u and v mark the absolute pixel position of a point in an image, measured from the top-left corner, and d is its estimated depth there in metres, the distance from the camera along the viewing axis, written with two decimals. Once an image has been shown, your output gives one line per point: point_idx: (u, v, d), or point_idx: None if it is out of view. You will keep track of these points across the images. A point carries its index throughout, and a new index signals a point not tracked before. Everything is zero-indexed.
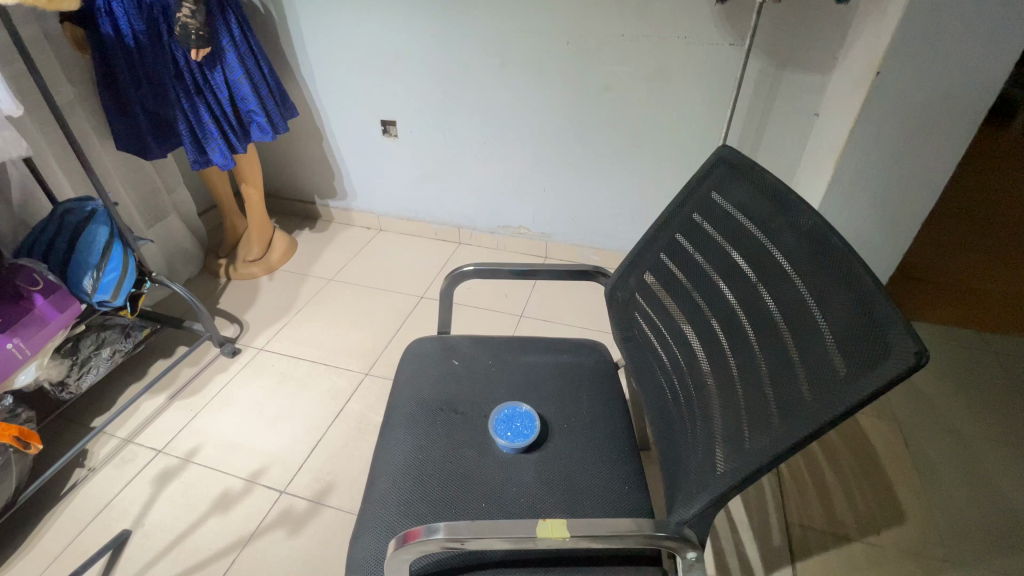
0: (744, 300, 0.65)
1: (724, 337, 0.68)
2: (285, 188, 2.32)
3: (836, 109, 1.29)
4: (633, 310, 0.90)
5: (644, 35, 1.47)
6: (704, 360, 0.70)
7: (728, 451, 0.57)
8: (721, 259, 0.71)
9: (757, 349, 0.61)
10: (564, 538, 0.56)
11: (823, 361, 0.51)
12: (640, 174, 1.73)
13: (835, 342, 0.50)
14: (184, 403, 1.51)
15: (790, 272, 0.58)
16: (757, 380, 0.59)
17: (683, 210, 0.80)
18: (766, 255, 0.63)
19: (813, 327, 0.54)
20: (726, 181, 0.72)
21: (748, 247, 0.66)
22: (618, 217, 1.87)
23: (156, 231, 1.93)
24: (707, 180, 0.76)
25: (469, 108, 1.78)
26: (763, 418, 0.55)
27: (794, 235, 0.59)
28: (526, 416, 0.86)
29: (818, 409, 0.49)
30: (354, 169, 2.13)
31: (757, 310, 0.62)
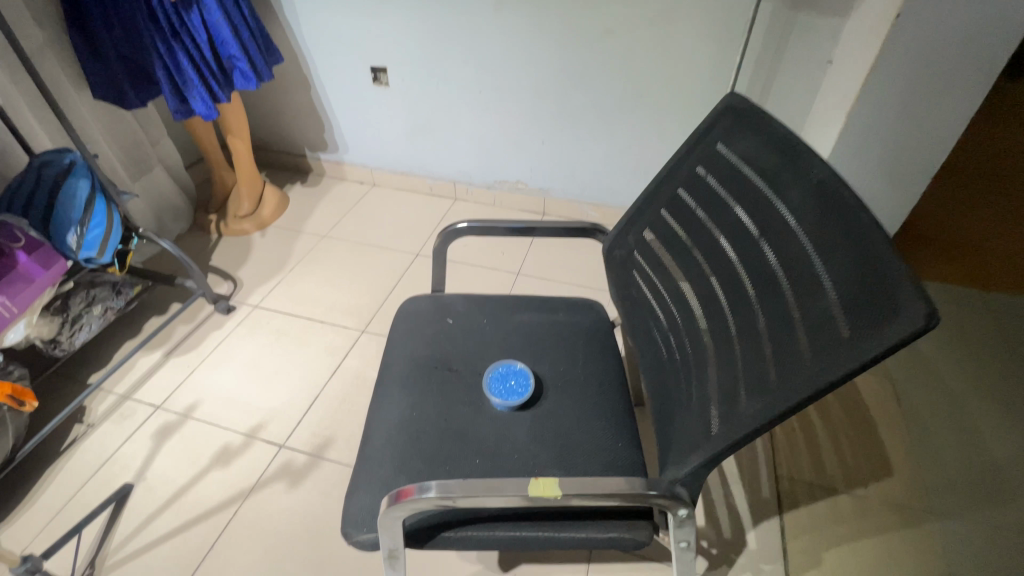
0: (747, 259, 0.63)
1: (724, 297, 0.66)
2: (274, 140, 2.23)
3: (850, 55, 1.22)
4: (631, 268, 0.87)
5: None
6: (705, 323, 0.68)
7: (724, 413, 0.56)
8: (725, 218, 0.68)
9: (758, 311, 0.59)
10: (556, 497, 0.56)
11: (826, 322, 0.49)
12: (642, 126, 1.67)
13: (840, 302, 0.49)
14: (179, 360, 1.50)
15: (796, 227, 0.56)
16: (757, 342, 0.57)
17: (687, 164, 0.76)
18: (771, 211, 0.60)
19: (817, 286, 0.52)
20: (733, 132, 0.68)
21: (754, 202, 0.63)
22: (618, 171, 1.81)
23: (142, 184, 1.86)
24: (713, 131, 0.72)
25: (463, 54, 1.69)
26: (761, 380, 0.54)
27: (802, 189, 0.56)
28: (521, 374, 0.85)
29: (819, 371, 0.48)
30: (344, 120, 2.05)
31: (760, 270, 0.60)
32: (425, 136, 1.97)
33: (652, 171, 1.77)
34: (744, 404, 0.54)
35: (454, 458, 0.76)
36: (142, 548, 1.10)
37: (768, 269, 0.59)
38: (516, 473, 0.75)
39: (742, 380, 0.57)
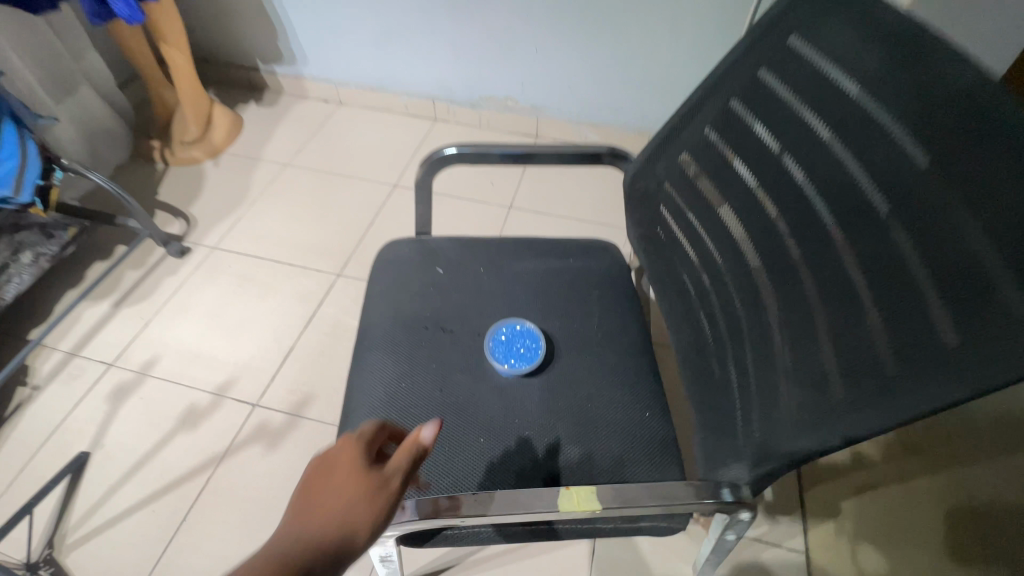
0: (824, 188, 0.46)
1: (793, 250, 0.49)
2: (220, 50, 1.91)
3: None
4: (661, 204, 0.71)
5: None
6: (761, 270, 0.54)
7: (806, 409, 0.44)
8: (794, 129, 0.49)
9: (843, 262, 0.43)
10: (591, 511, 0.50)
11: (964, 305, 0.34)
12: (653, 30, 1.43)
13: (988, 279, 0.32)
14: (131, 311, 1.33)
15: (909, 150, 0.38)
16: (846, 307, 0.43)
17: (744, 62, 0.55)
18: (870, 131, 0.41)
19: (946, 250, 0.35)
20: (813, 10, 0.47)
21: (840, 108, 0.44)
22: (623, 86, 1.59)
23: (68, 106, 1.56)
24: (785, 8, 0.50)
25: None
26: (859, 376, 0.40)
27: (925, 97, 0.37)
28: (529, 335, 0.72)
29: (954, 379, 0.34)
30: (300, 25, 1.74)
31: (845, 207, 0.43)
32: (397, 44, 1.68)
33: (661, 84, 1.55)
34: (838, 393, 0.42)
35: (455, 447, 0.63)
36: (110, 519, 1.02)
37: (859, 203, 0.42)
38: (530, 473, 0.62)
39: (828, 356, 0.43)
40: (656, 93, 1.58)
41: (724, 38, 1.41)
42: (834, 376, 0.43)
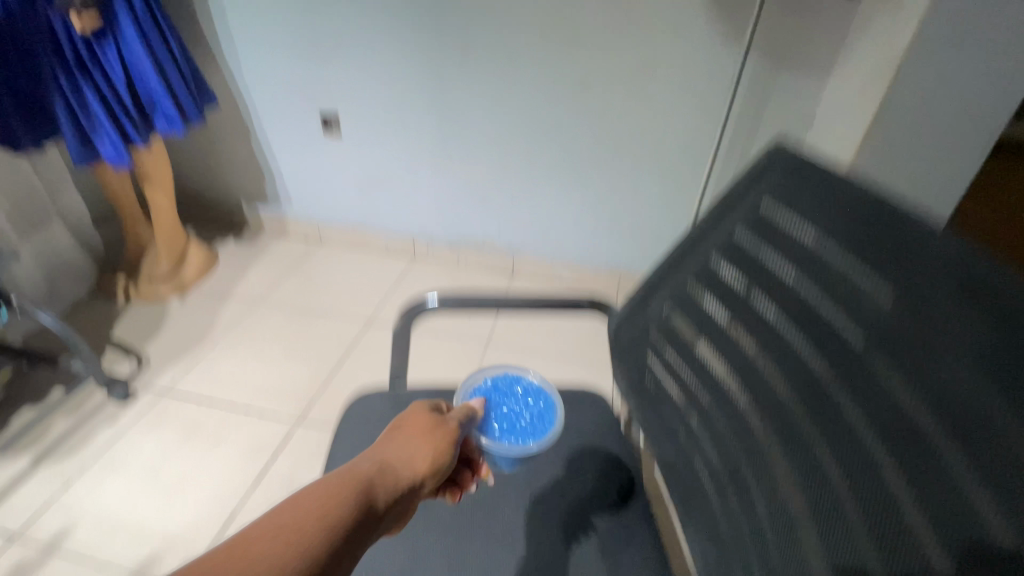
0: (842, 295, 0.43)
1: (808, 422, 0.45)
2: (205, 192, 1.97)
3: (846, 112, 1.17)
4: (647, 357, 0.66)
5: (631, 22, 1.30)
6: (784, 426, 0.48)
7: None
8: (784, 246, 0.49)
9: (927, 310, 0.36)
10: None
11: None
12: (621, 184, 1.56)
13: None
14: (52, 469, 1.17)
15: (909, 303, 0.37)
16: (937, 391, 0.35)
17: (719, 228, 0.57)
18: (870, 298, 0.40)
19: (989, 430, 0.32)
20: (780, 187, 0.49)
21: (830, 219, 0.44)
22: (596, 231, 1.68)
23: (34, 241, 1.54)
24: (753, 184, 0.53)
25: (426, 105, 1.56)
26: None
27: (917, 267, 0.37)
28: (531, 381, 0.74)
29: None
30: (288, 172, 1.84)
31: (883, 291, 0.39)
32: (380, 191, 1.79)
33: (631, 229, 1.64)
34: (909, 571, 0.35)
35: None
36: None
37: (884, 302, 0.39)
38: None
39: (977, 413, 0.32)
40: (626, 237, 1.66)
41: (686, 189, 1.53)
42: (1006, 432, 0.31)
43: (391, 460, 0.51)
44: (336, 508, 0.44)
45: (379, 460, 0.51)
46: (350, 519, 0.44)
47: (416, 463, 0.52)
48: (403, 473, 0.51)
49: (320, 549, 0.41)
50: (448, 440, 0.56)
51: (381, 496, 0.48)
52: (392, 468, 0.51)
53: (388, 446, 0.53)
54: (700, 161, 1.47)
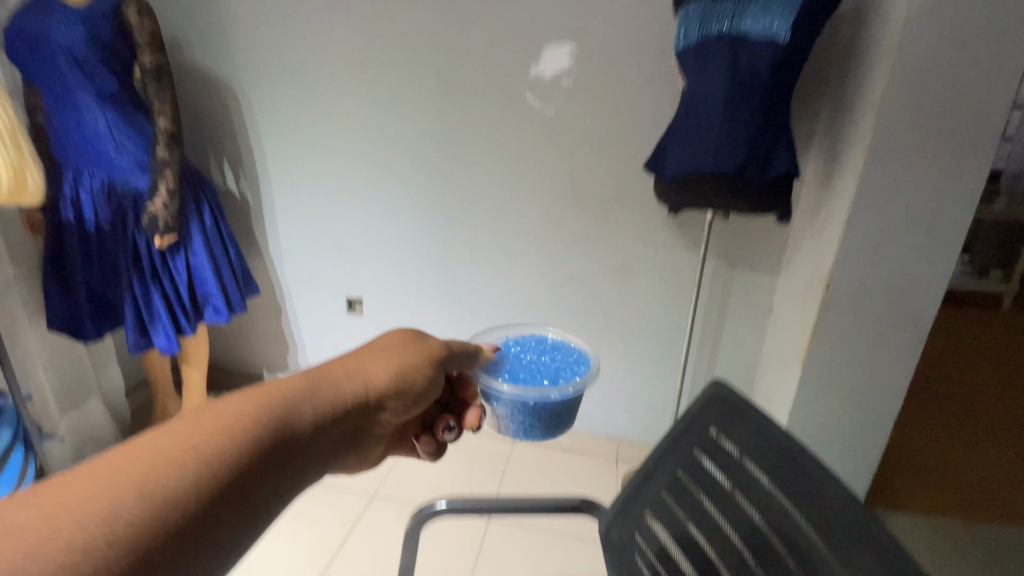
0: (785, 524, 0.60)
1: None
2: (231, 362, 2.15)
3: (793, 307, 1.39)
4: (628, 555, 0.73)
5: (610, 233, 1.59)
6: None
7: None
8: (735, 471, 0.66)
9: (839, 547, 0.55)
10: None
11: None
12: (611, 357, 1.73)
13: None
14: None
15: (825, 539, 0.56)
16: None
17: (681, 443, 0.71)
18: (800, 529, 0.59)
19: None
20: (729, 423, 0.68)
21: (766, 460, 0.63)
22: (591, 399, 1.81)
23: (71, 416, 1.67)
24: (705, 415, 0.70)
25: (438, 292, 1.81)
26: None
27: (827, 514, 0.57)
28: (563, 351, 0.90)
29: None
30: (310, 344, 2.03)
31: (816, 531, 0.57)
32: None
33: (623, 398, 1.78)
34: None
35: None
36: None
37: (810, 533, 0.58)
38: None
39: None
40: (619, 405, 1.79)
41: (670, 364, 1.69)
42: None
43: (340, 377, 0.56)
44: (257, 407, 0.48)
45: (330, 373, 0.56)
46: (263, 426, 0.47)
47: (371, 382, 0.57)
48: (343, 386, 0.55)
49: (233, 441, 0.45)
50: (413, 362, 0.62)
51: (313, 404, 0.51)
52: (336, 383, 0.55)
53: (346, 364, 0.58)
54: (679, 341, 1.65)
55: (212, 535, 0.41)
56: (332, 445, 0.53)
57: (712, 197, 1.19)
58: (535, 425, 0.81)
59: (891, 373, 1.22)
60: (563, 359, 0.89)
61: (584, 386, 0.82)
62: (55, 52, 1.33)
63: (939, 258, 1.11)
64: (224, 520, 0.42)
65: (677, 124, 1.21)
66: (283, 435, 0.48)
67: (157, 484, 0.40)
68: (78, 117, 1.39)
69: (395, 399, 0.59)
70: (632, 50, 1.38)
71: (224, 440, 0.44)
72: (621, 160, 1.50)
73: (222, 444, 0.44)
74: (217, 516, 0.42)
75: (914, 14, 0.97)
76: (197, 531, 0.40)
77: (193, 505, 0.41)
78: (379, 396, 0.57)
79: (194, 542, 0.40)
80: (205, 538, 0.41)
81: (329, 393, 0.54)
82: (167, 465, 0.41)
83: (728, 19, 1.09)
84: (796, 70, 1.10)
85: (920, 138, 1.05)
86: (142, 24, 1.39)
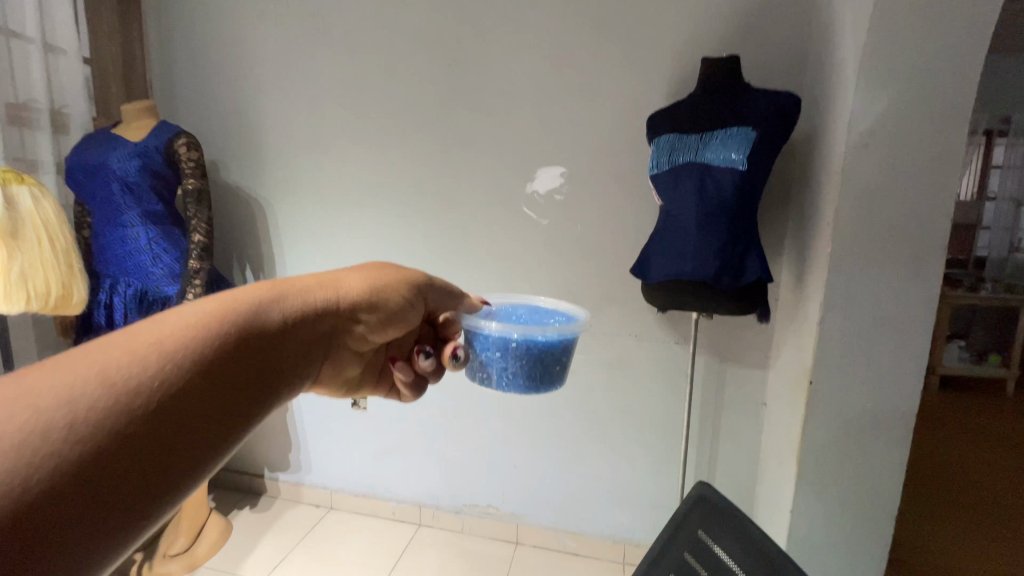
0: None
1: None
2: (234, 459, 2.16)
3: (783, 401, 1.44)
4: None
5: (605, 330, 1.68)
6: None
7: None
8: (716, 564, 0.80)
9: None
10: None
11: None
12: (612, 452, 1.74)
13: None
14: None
15: None
16: None
17: (676, 542, 0.87)
18: None
19: None
20: (711, 521, 0.84)
21: (739, 554, 0.78)
22: (594, 496, 1.79)
23: None
24: (692, 516, 0.87)
25: (441, 388, 1.87)
26: None
27: None
28: (556, 316, 0.99)
29: None
30: (313, 441, 2.05)
31: None
32: (395, 458, 1.97)
33: (626, 495, 1.76)
34: None
35: None
36: None
37: None
38: None
39: None
40: (622, 502, 1.77)
41: (671, 459, 1.70)
42: None
43: (312, 288, 0.64)
44: (218, 311, 0.54)
45: (303, 284, 0.64)
46: (223, 322, 0.53)
47: (341, 293, 0.66)
48: (304, 299, 0.62)
49: (194, 336, 0.50)
50: (380, 281, 0.70)
51: (275, 310, 0.58)
52: (293, 295, 0.61)
53: (317, 280, 0.66)
54: (677, 435, 1.68)
55: (210, 403, 0.48)
56: (309, 343, 0.61)
57: (691, 300, 1.31)
58: (519, 368, 0.90)
59: (885, 469, 1.24)
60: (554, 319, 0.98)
61: (567, 332, 0.91)
62: (111, 180, 1.52)
63: (912, 355, 1.18)
64: (218, 391, 0.49)
65: (656, 236, 1.35)
66: (261, 326, 0.56)
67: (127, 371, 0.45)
68: (121, 234, 1.55)
69: (364, 310, 0.67)
70: (617, 170, 1.57)
71: (187, 336, 0.50)
72: (611, 264, 1.63)
73: (183, 340, 0.49)
74: (213, 389, 0.49)
75: (853, 147, 1.13)
76: (196, 398, 0.48)
77: (187, 376, 0.48)
78: (350, 306, 0.66)
79: (195, 409, 0.47)
80: (205, 406, 0.48)
81: (302, 298, 0.62)
82: (134, 355, 0.47)
83: (693, 150, 1.28)
84: (758, 191, 1.25)
85: (876, 248, 1.17)
86: (189, 155, 1.58)
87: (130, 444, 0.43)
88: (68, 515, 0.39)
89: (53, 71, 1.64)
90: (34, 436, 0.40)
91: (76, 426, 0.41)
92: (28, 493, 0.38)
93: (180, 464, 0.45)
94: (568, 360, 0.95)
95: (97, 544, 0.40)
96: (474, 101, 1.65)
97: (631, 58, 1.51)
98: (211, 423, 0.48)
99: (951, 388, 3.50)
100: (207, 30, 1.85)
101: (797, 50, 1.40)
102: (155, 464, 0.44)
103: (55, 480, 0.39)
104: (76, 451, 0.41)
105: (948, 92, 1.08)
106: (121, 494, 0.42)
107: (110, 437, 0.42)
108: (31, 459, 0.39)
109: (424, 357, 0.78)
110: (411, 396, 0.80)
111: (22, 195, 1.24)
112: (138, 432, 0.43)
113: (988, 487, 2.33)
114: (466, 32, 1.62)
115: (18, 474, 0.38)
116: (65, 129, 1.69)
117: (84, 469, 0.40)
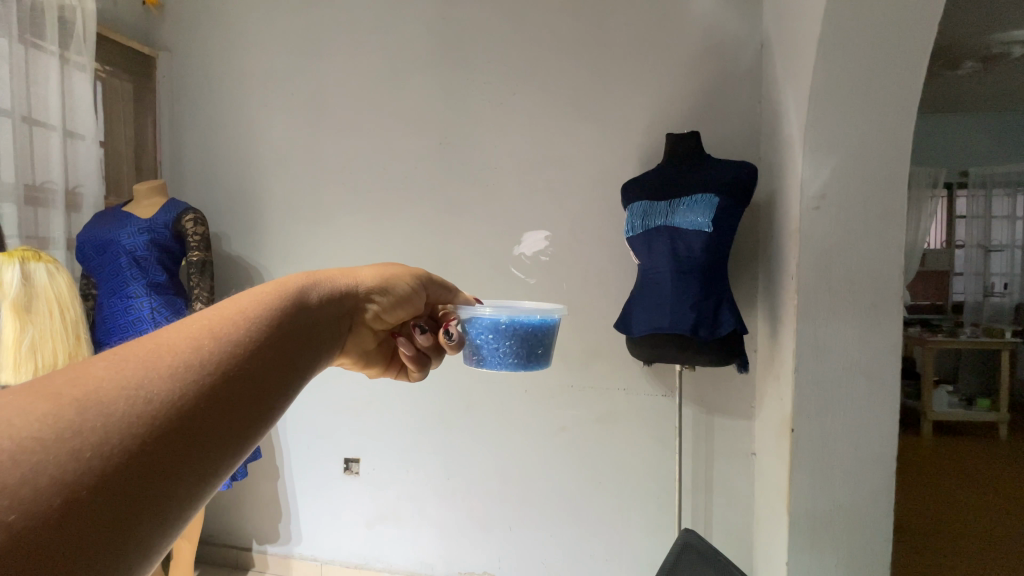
0: None
1: None
2: (223, 532, 2.10)
3: (770, 450, 1.47)
4: None
5: (594, 384, 1.73)
6: None
7: None
8: None
9: None
10: None
11: None
12: (607, 509, 1.74)
13: None
14: None
15: None
16: None
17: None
18: None
19: None
20: (698, 562, 1.10)
21: None
22: (591, 557, 1.76)
23: None
24: (680, 557, 1.13)
25: (435, 448, 1.87)
26: None
27: None
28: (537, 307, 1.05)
29: None
30: (304, 508, 2.02)
31: None
32: (388, 524, 1.93)
33: (624, 554, 1.73)
34: None
35: None
36: None
37: None
38: None
39: None
40: (622, 563, 1.74)
41: (666, 515, 1.69)
42: None
43: (335, 275, 0.64)
44: (276, 287, 0.53)
45: (327, 271, 0.63)
46: (287, 294, 0.52)
47: (361, 280, 0.66)
48: (338, 284, 0.63)
49: (269, 304, 0.50)
50: (391, 271, 0.72)
51: (320, 288, 0.58)
52: (329, 280, 0.62)
53: (336, 269, 0.65)
54: (671, 489, 1.68)
55: (269, 379, 0.46)
56: (340, 324, 0.60)
57: (672, 353, 1.37)
58: (507, 348, 0.95)
59: (874, 513, 1.26)
60: (532, 308, 1.04)
61: (549, 314, 0.98)
62: (120, 254, 1.62)
63: (884, 400, 1.24)
64: (277, 365, 0.47)
65: (636, 293, 1.44)
66: (306, 305, 0.54)
67: (220, 335, 0.44)
68: (125, 304, 1.62)
69: (380, 295, 0.69)
70: (597, 232, 1.69)
71: (261, 304, 0.49)
72: (597, 320, 1.71)
73: (259, 308, 0.49)
74: (273, 363, 0.46)
75: (807, 210, 1.25)
76: (257, 371, 0.45)
77: (248, 348, 0.45)
78: (368, 292, 0.67)
79: (259, 381, 0.44)
80: (268, 380, 0.45)
81: (330, 284, 0.61)
82: (221, 321, 0.45)
83: (663, 216, 1.40)
84: (725, 250, 1.36)
85: (838, 301, 1.26)
86: (196, 230, 1.67)
87: (200, 413, 0.39)
88: (138, 484, 0.35)
89: (71, 153, 1.76)
90: (153, 395, 0.38)
91: (146, 394, 0.38)
92: (98, 463, 0.34)
93: (241, 442, 0.42)
94: (550, 343, 1.01)
95: (161, 518, 0.36)
96: (462, 173, 1.79)
97: (604, 134, 1.67)
98: (270, 397, 0.45)
99: (946, 434, 3.50)
100: (217, 115, 2.01)
101: (752, 125, 1.57)
102: (221, 437, 0.41)
103: (126, 448, 0.35)
104: (148, 419, 0.37)
105: (884, 160, 1.21)
106: (190, 466, 0.38)
107: (180, 405, 0.39)
108: (102, 427, 0.35)
109: (422, 333, 0.79)
110: (418, 373, 0.82)
111: (38, 271, 1.31)
112: (206, 403, 0.40)
113: (990, 532, 2.30)
114: (455, 113, 1.79)
115: (86, 442, 0.34)
116: (77, 207, 1.79)
117: (156, 435, 0.37)
